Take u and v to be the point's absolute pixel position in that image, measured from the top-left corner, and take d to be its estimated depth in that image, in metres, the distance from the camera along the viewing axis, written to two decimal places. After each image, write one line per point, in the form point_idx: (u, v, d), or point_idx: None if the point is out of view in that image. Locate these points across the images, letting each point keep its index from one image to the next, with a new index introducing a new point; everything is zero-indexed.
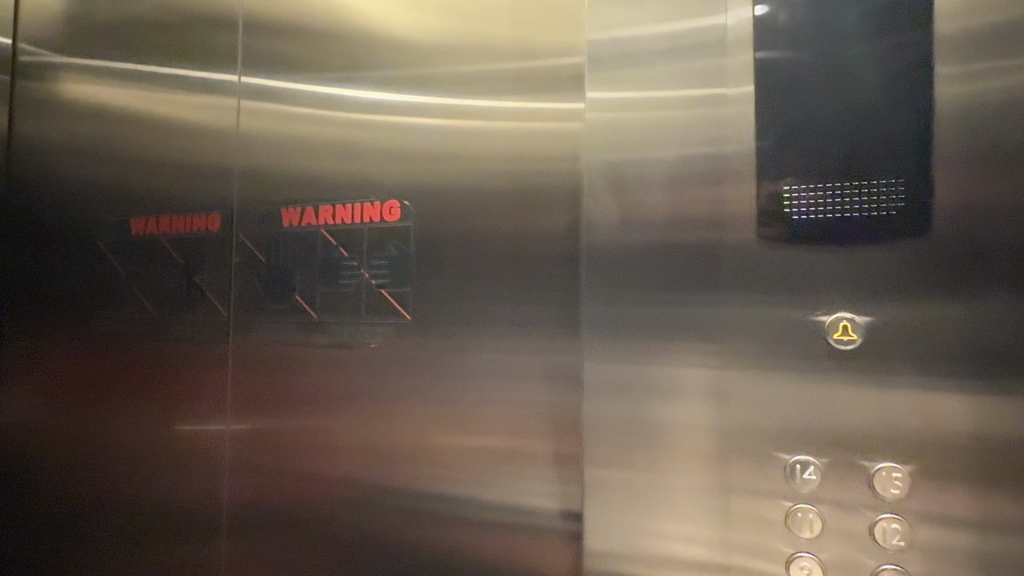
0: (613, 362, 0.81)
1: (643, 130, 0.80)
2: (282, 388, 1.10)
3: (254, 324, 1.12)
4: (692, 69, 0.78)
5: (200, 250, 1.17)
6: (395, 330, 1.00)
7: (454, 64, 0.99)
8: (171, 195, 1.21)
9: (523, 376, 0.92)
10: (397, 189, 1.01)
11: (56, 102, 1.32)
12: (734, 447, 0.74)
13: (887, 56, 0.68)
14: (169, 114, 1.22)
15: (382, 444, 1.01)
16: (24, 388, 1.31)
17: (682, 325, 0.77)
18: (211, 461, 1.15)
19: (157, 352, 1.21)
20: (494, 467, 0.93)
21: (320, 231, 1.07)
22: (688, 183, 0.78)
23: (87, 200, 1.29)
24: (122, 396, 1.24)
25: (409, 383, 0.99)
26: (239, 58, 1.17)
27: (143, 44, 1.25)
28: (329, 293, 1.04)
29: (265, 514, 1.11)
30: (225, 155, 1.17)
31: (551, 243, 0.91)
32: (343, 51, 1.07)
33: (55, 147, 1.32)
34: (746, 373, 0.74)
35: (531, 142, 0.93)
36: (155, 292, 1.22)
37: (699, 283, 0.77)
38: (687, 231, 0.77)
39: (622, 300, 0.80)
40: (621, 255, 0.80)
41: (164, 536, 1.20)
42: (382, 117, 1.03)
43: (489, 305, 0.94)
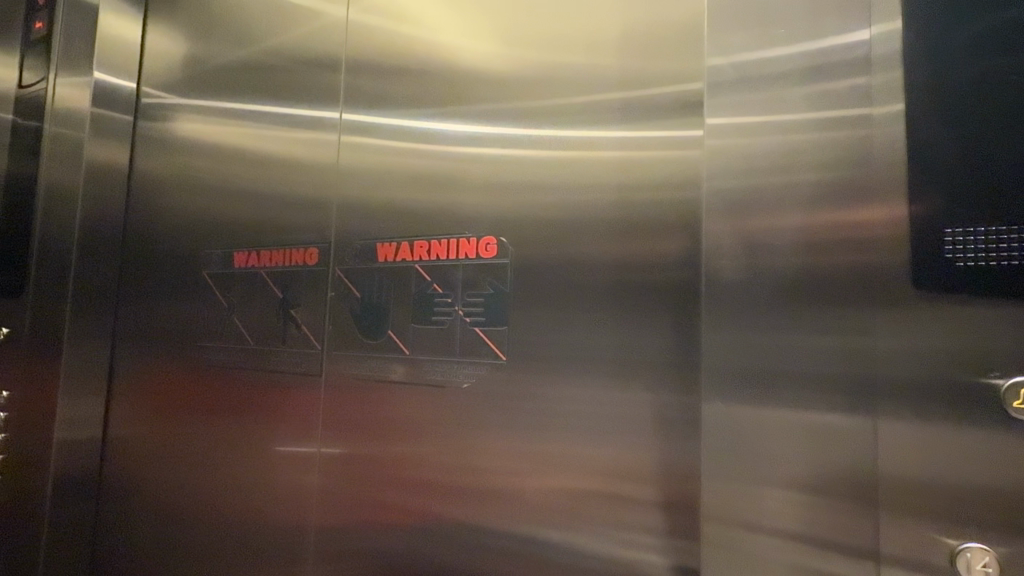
0: (739, 419, 0.69)
1: (773, 157, 0.71)
2: (372, 419, 1.07)
3: (345, 358, 1.11)
4: (830, 92, 0.70)
5: (297, 282, 1.18)
6: (489, 369, 0.95)
7: (556, 95, 0.96)
8: (271, 228, 1.24)
9: (627, 425, 0.84)
10: (494, 223, 0.98)
11: (172, 140, 1.39)
12: (885, 523, 0.64)
13: None
14: (273, 149, 1.26)
15: (474, 485, 0.96)
16: (132, 409, 1.37)
17: (822, 376, 0.67)
18: (301, 487, 1.14)
19: (253, 378, 1.22)
20: (595, 523, 0.85)
21: (414, 266, 1.04)
22: (827, 215, 0.69)
23: (195, 232, 1.34)
24: (218, 422, 1.26)
25: (503, 424, 0.94)
26: (341, 95, 1.19)
27: (252, 84, 1.30)
28: (423, 329, 1.01)
29: (350, 547, 1.07)
30: (325, 189, 1.18)
31: (659, 279, 0.83)
32: (444, 86, 1.07)
33: (169, 182, 1.39)
34: (898, 430, 0.65)
35: (638, 172, 0.87)
36: (253, 320, 1.23)
37: (841, 330, 0.68)
38: (824, 269, 0.68)
39: (750, 350, 0.70)
40: (750, 297, 0.70)
41: (252, 561, 1.19)
42: (479, 151, 1.01)
43: (590, 346, 0.88)
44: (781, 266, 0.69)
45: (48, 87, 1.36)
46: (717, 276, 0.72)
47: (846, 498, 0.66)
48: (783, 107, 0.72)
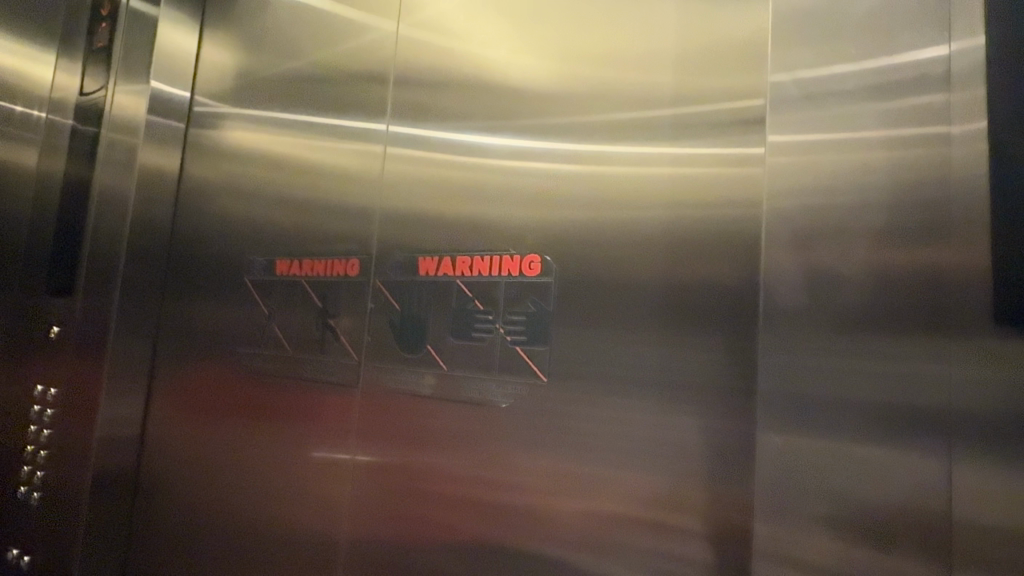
0: (796, 454, 0.66)
1: (839, 177, 0.68)
2: (407, 431, 1.05)
3: (381, 371, 1.09)
4: (903, 111, 0.66)
5: (337, 291, 1.18)
6: (529, 389, 0.92)
7: (608, 111, 0.94)
8: (314, 237, 1.24)
9: (671, 453, 0.80)
10: (538, 239, 0.96)
11: (221, 148, 1.42)
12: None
13: None
14: (319, 159, 1.26)
15: (508, 505, 0.93)
16: (170, 409, 1.38)
17: (891, 413, 0.63)
18: (333, 496, 1.13)
19: (290, 384, 1.22)
20: (635, 556, 0.81)
21: (455, 281, 1.03)
22: (898, 240, 0.65)
23: (239, 238, 1.35)
24: (253, 429, 1.26)
25: (541, 446, 0.91)
26: (388, 107, 1.19)
27: (302, 95, 1.32)
28: (461, 345, 1.00)
29: (380, 560, 1.05)
30: (368, 200, 1.18)
31: (710, 302, 0.80)
32: (492, 100, 1.06)
33: (216, 189, 1.41)
34: (975, 475, 0.59)
35: (692, 191, 0.84)
36: (292, 327, 1.23)
37: (913, 365, 0.63)
38: (895, 298, 0.64)
39: (810, 379, 0.66)
40: (809, 324, 0.67)
41: (281, 569, 1.17)
42: (526, 166, 1.00)
43: (635, 370, 0.84)
44: (847, 293, 0.66)
45: (108, 94, 1.41)
46: (773, 301, 0.69)
47: (919, 551, 0.60)
48: (850, 126, 0.68)
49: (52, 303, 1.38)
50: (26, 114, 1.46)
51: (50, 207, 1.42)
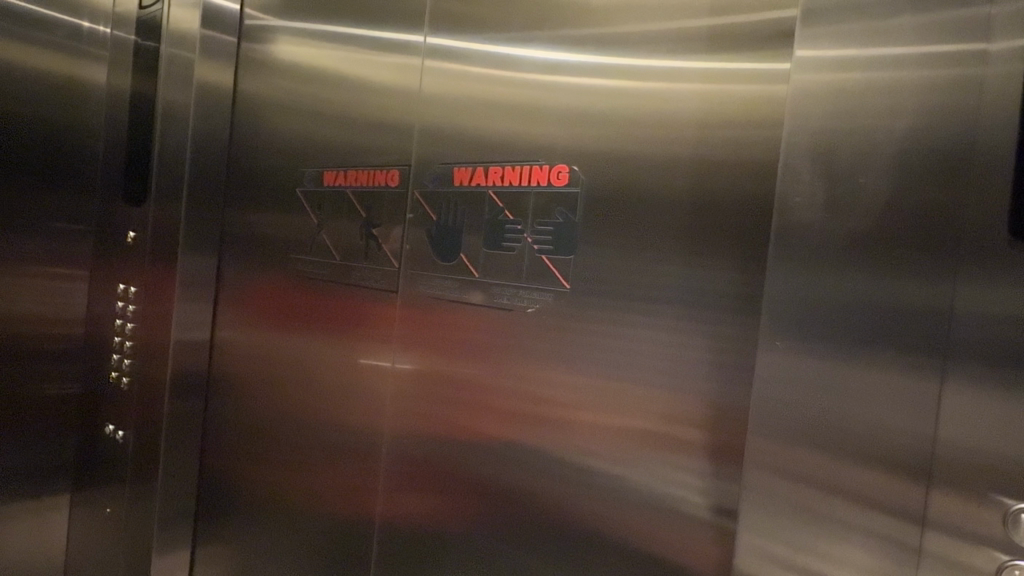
0: (797, 367, 0.68)
1: (865, 95, 0.66)
2: (445, 337, 1.13)
3: (421, 279, 1.16)
4: (937, 22, 0.64)
5: (379, 203, 1.24)
6: (554, 297, 0.97)
7: (641, 23, 0.93)
8: (358, 151, 1.29)
9: (683, 362, 0.85)
10: (568, 152, 0.98)
11: (270, 62, 1.46)
12: (939, 482, 0.62)
13: None
14: (361, 74, 1.29)
15: (534, 405, 1.00)
16: (235, 312, 1.51)
17: (892, 330, 0.65)
18: (378, 393, 1.24)
19: (339, 292, 1.31)
20: (646, 453, 0.88)
21: (487, 192, 1.07)
22: (918, 161, 0.64)
23: (290, 152, 1.42)
24: (308, 333, 1.37)
25: (565, 352, 0.97)
26: (427, 19, 1.19)
27: (345, 7, 1.33)
28: (492, 254, 1.05)
29: (421, 450, 1.16)
30: (408, 114, 1.21)
31: (729, 219, 0.82)
32: (529, 11, 1.06)
33: (267, 104, 1.47)
34: (964, 393, 0.62)
35: (720, 107, 0.84)
36: (339, 238, 1.31)
37: (920, 280, 0.64)
38: (906, 216, 0.64)
39: (817, 297, 0.67)
40: (821, 244, 0.67)
41: (335, 455, 1.31)
42: (558, 80, 1.00)
43: (652, 281, 0.88)
44: (863, 215, 0.65)
45: (165, 9, 1.45)
46: (791, 219, 0.69)
47: (905, 454, 0.63)
48: (881, 40, 0.66)
49: (127, 211, 1.51)
50: (94, 29, 1.52)
51: (121, 121, 1.52)
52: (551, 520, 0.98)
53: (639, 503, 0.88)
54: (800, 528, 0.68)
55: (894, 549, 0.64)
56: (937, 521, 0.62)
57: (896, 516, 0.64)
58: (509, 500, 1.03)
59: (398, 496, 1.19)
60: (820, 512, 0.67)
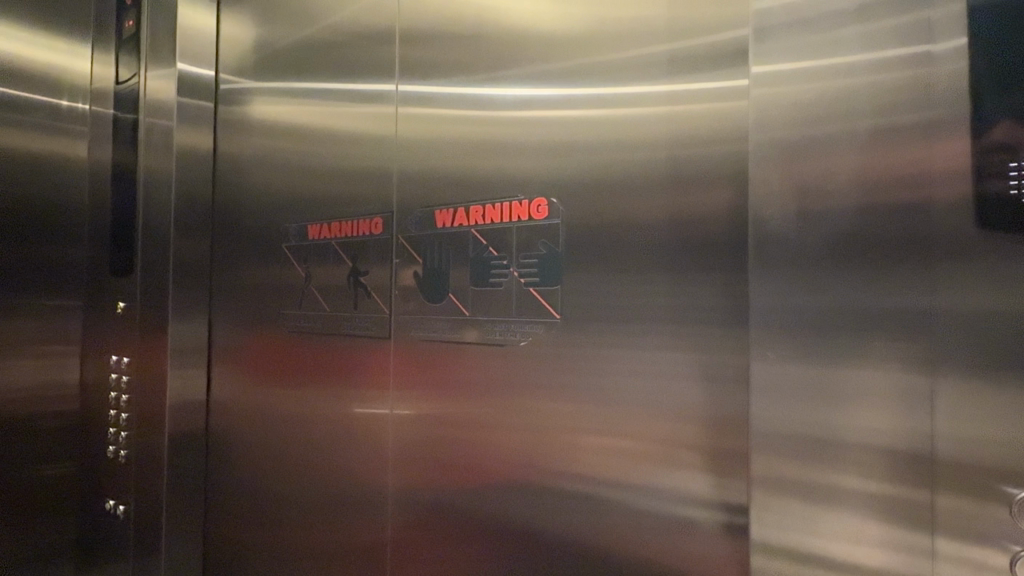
0: (788, 374, 0.69)
1: (821, 103, 0.69)
2: (442, 379, 1.12)
3: (413, 322, 1.16)
4: (885, 28, 0.66)
5: (365, 250, 1.25)
6: (545, 328, 0.98)
7: (602, 53, 0.96)
8: (340, 201, 1.31)
9: (678, 379, 0.85)
10: (547, 183, 0.99)
11: (248, 123, 1.48)
12: (942, 480, 0.63)
13: None
14: (337, 125, 1.32)
15: (536, 437, 1.00)
16: (230, 374, 1.50)
17: (879, 327, 0.65)
18: (379, 442, 1.22)
19: (332, 342, 1.31)
20: (651, 474, 0.87)
21: (470, 232, 1.08)
22: (880, 160, 0.66)
23: (273, 209, 1.43)
24: (303, 386, 1.36)
25: (561, 382, 0.96)
26: (397, 67, 1.22)
27: (316, 63, 1.36)
28: (481, 292, 1.05)
29: (427, 496, 1.15)
30: (386, 160, 1.23)
31: (712, 231, 0.83)
32: (494, 52, 1.09)
33: (247, 163, 1.48)
34: (956, 387, 0.63)
35: (687, 125, 0.86)
36: (328, 287, 1.31)
37: (897, 279, 0.65)
38: (879, 217, 0.65)
39: (801, 301, 0.68)
40: (796, 251, 0.69)
41: (341, 509, 1.29)
42: (530, 114, 1.03)
43: (639, 303, 0.89)
44: (839, 219, 0.67)
45: (140, 80, 1.48)
46: (765, 230, 0.71)
47: (904, 448, 0.64)
48: (829, 49, 0.69)
49: (114, 281, 1.50)
50: (73, 106, 1.55)
51: (103, 193, 1.52)
52: (562, 554, 0.97)
53: (649, 525, 0.87)
54: (809, 531, 0.67)
55: (908, 548, 0.63)
56: (946, 514, 0.62)
57: (905, 516, 0.63)
58: (519, 537, 1.02)
59: (408, 546, 1.17)
60: (831, 512, 0.66)
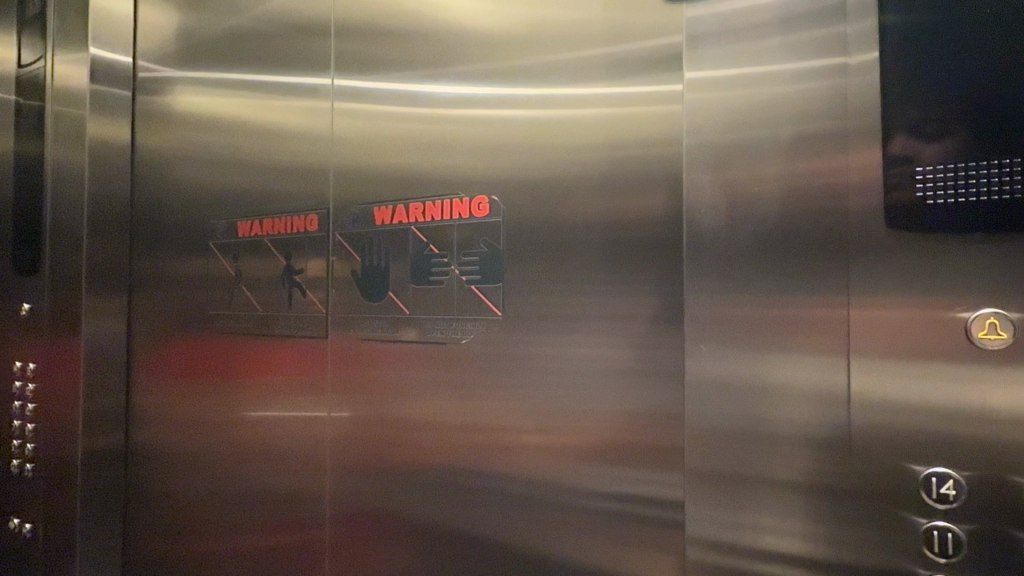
0: (719, 365, 0.73)
1: (749, 110, 0.73)
2: (381, 379, 1.11)
3: (350, 321, 1.15)
4: (806, 41, 0.71)
5: (299, 247, 1.22)
6: (486, 326, 0.98)
7: (541, 54, 0.97)
8: (272, 197, 1.27)
9: (616, 373, 0.88)
10: (487, 181, 1.00)
11: (170, 113, 1.41)
12: (858, 463, 0.67)
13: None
14: (268, 118, 1.28)
15: (477, 434, 1.00)
16: (151, 378, 1.42)
17: (802, 320, 0.70)
18: (315, 444, 1.20)
19: (263, 343, 1.27)
20: (591, 466, 0.90)
21: (410, 229, 1.07)
22: (802, 164, 0.70)
23: (199, 204, 1.37)
24: (232, 389, 1.31)
25: (502, 379, 0.97)
26: (332, 61, 1.20)
27: (245, 54, 1.32)
28: (421, 289, 1.05)
29: (365, 499, 1.13)
30: (321, 156, 1.20)
31: (649, 230, 0.86)
32: (432, 48, 1.08)
33: (170, 155, 1.41)
34: (870, 376, 0.66)
35: (624, 128, 0.89)
36: (260, 286, 1.27)
37: (817, 275, 0.69)
38: (800, 217, 0.70)
39: (731, 297, 0.73)
40: (727, 250, 0.73)
41: (275, 516, 1.25)
42: (470, 113, 1.03)
43: (578, 300, 0.91)
44: (765, 220, 0.71)
45: (46, 64, 1.38)
46: (699, 229, 0.75)
47: (824, 433, 0.69)
48: (756, 59, 0.73)
49: (19, 281, 1.40)
50: None
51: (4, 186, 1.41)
52: (503, 550, 0.98)
53: (589, 515, 0.90)
54: (739, 511, 0.72)
55: (828, 524, 0.68)
56: (862, 492, 0.66)
57: (825, 496, 0.68)
58: (460, 536, 1.02)
59: (345, 550, 1.15)
60: (758, 492, 0.71)
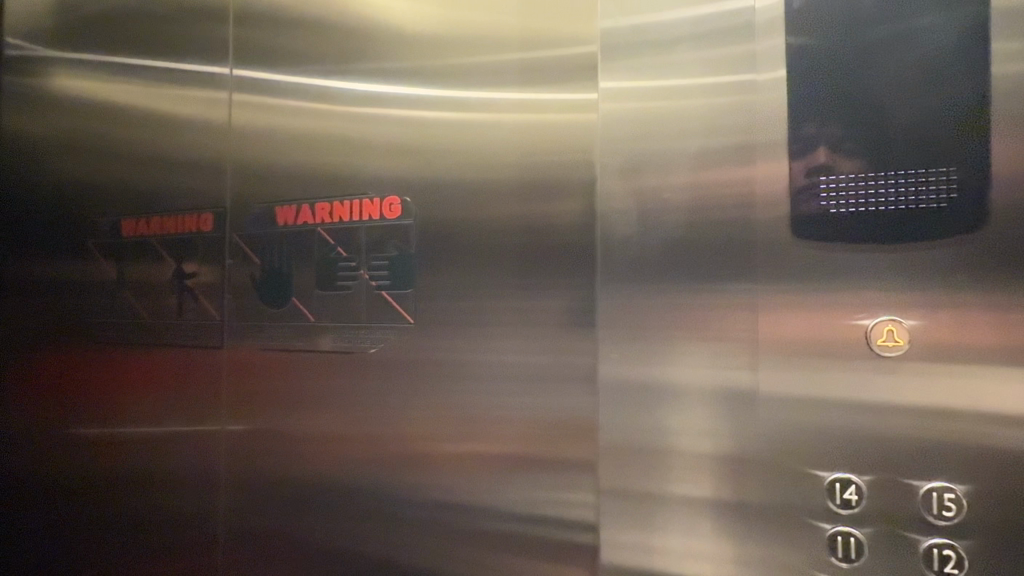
0: (631, 375, 0.74)
1: (660, 122, 0.73)
2: (283, 390, 1.04)
3: (249, 328, 1.07)
4: (714, 56, 0.72)
5: (191, 248, 1.12)
6: (397, 333, 0.94)
7: (453, 56, 0.94)
8: (161, 193, 1.16)
9: (531, 383, 0.86)
10: (398, 183, 0.96)
11: (42, 98, 1.27)
12: (765, 470, 0.68)
13: (922, 33, 0.61)
14: (156, 108, 1.17)
15: (385, 448, 0.95)
16: (16, 394, 1.27)
17: (710, 330, 0.70)
18: (208, 463, 1.10)
19: (149, 353, 1.16)
20: (505, 477, 0.88)
21: (316, 230, 1.01)
22: (711, 175, 0.71)
23: (76, 200, 1.24)
24: (112, 404, 1.19)
25: (412, 390, 0.93)
26: (231, 51, 1.12)
27: (131, 37, 1.20)
28: (326, 294, 0.99)
29: (265, 519, 1.06)
30: (217, 151, 1.12)
31: (565, 239, 0.85)
32: (339, 42, 1.02)
33: (42, 145, 1.27)
34: (778, 384, 0.67)
35: (538, 135, 0.87)
36: (146, 291, 1.16)
37: (726, 285, 0.69)
38: (709, 228, 0.70)
39: (642, 306, 0.73)
40: (638, 259, 0.73)
41: (161, 542, 1.15)
42: (380, 113, 0.98)
43: (493, 308, 0.89)
44: (676, 230, 0.72)
45: None
46: (612, 237, 0.75)
47: (732, 443, 0.69)
48: (667, 72, 0.74)
49: None
50: None
51: None
52: (414, 567, 0.94)
53: (503, 528, 0.88)
54: (650, 519, 0.73)
55: (736, 530, 0.69)
56: (769, 499, 0.68)
57: (733, 503, 0.69)
58: (367, 555, 0.97)
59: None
60: (669, 500, 0.72)
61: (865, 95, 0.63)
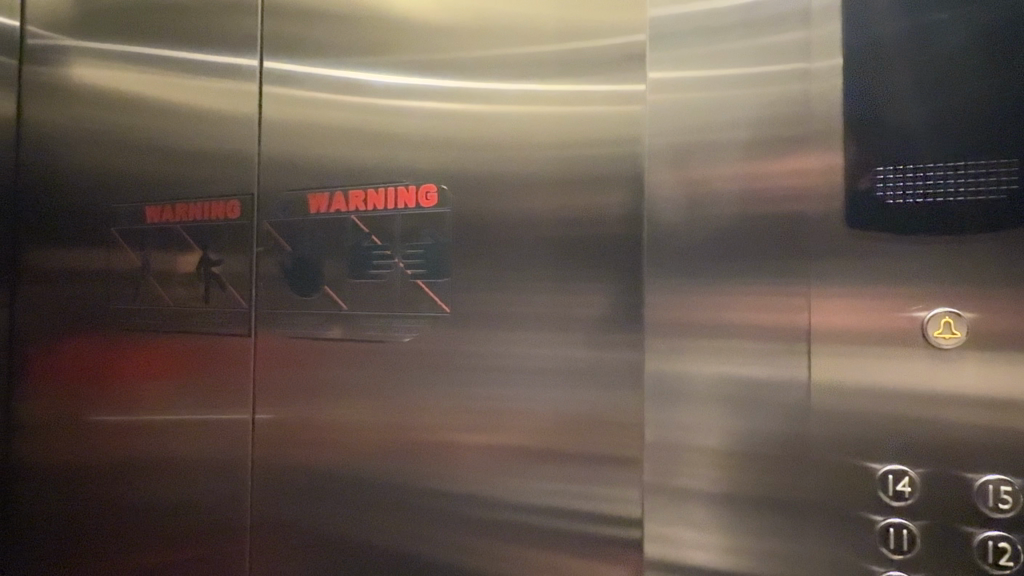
0: (681, 360, 0.75)
1: (708, 112, 0.74)
2: (312, 381, 1.03)
3: (277, 317, 1.06)
4: (766, 47, 0.73)
5: (218, 237, 1.12)
6: (431, 323, 0.94)
7: (490, 47, 0.93)
8: (188, 182, 1.15)
9: (567, 373, 0.86)
10: (433, 173, 0.95)
11: (65, 86, 1.26)
12: (815, 459, 0.69)
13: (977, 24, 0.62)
14: (183, 96, 1.17)
15: (417, 439, 0.95)
16: (39, 381, 1.27)
17: (761, 318, 0.72)
18: (233, 453, 1.10)
19: (173, 342, 1.15)
20: (540, 470, 0.87)
21: (349, 218, 1.00)
22: (762, 163, 0.71)
23: (98, 188, 1.23)
24: (136, 393, 1.18)
25: (446, 381, 0.93)
26: (260, 40, 1.11)
27: (157, 24, 1.19)
28: (359, 283, 0.98)
29: (291, 510, 1.05)
30: (246, 139, 1.11)
31: (604, 230, 0.83)
32: (374, 33, 1.01)
33: (64, 133, 1.27)
34: (829, 371, 0.69)
35: (576, 127, 0.87)
36: (171, 279, 1.16)
37: (777, 276, 0.71)
38: (758, 219, 0.71)
39: (690, 293, 0.75)
40: (686, 248, 0.75)
41: (183, 531, 1.14)
42: (413, 104, 0.97)
43: (529, 298, 0.88)
44: (725, 220, 0.73)
45: None
46: (658, 227, 0.76)
47: (780, 430, 0.71)
48: (716, 62, 0.75)
49: None
50: None
51: None
52: (444, 561, 0.93)
53: (537, 522, 0.87)
54: (698, 505, 0.75)
55: (785, 517, 0.71)
56: (819, 488, 0.69)
57: (783, 491, 0.71)
58: (395, 547, 0.96)
59: (264, 568, 1.07)
60: (717, 485, 0.74)
61: (923, 86, 0.63)
